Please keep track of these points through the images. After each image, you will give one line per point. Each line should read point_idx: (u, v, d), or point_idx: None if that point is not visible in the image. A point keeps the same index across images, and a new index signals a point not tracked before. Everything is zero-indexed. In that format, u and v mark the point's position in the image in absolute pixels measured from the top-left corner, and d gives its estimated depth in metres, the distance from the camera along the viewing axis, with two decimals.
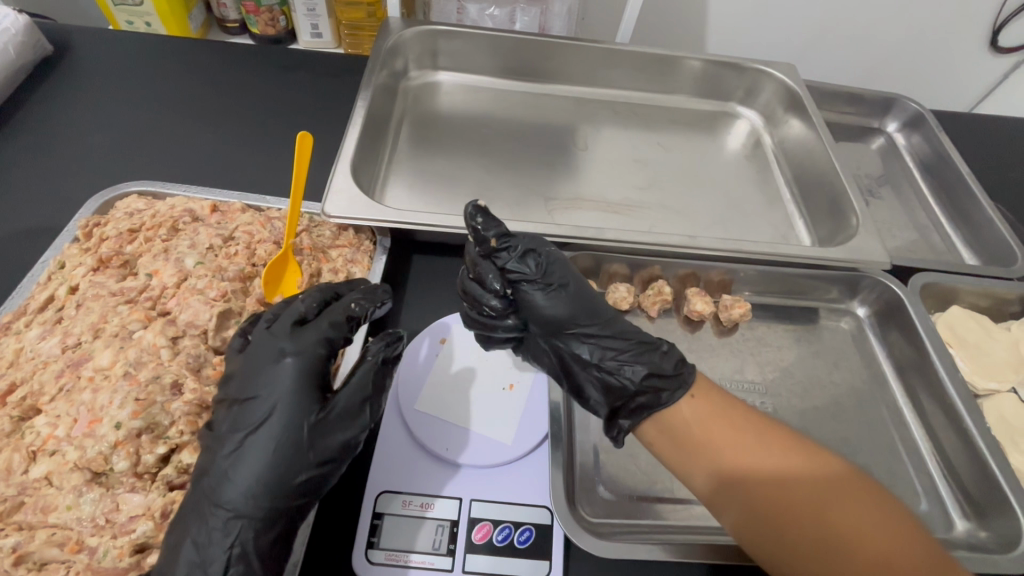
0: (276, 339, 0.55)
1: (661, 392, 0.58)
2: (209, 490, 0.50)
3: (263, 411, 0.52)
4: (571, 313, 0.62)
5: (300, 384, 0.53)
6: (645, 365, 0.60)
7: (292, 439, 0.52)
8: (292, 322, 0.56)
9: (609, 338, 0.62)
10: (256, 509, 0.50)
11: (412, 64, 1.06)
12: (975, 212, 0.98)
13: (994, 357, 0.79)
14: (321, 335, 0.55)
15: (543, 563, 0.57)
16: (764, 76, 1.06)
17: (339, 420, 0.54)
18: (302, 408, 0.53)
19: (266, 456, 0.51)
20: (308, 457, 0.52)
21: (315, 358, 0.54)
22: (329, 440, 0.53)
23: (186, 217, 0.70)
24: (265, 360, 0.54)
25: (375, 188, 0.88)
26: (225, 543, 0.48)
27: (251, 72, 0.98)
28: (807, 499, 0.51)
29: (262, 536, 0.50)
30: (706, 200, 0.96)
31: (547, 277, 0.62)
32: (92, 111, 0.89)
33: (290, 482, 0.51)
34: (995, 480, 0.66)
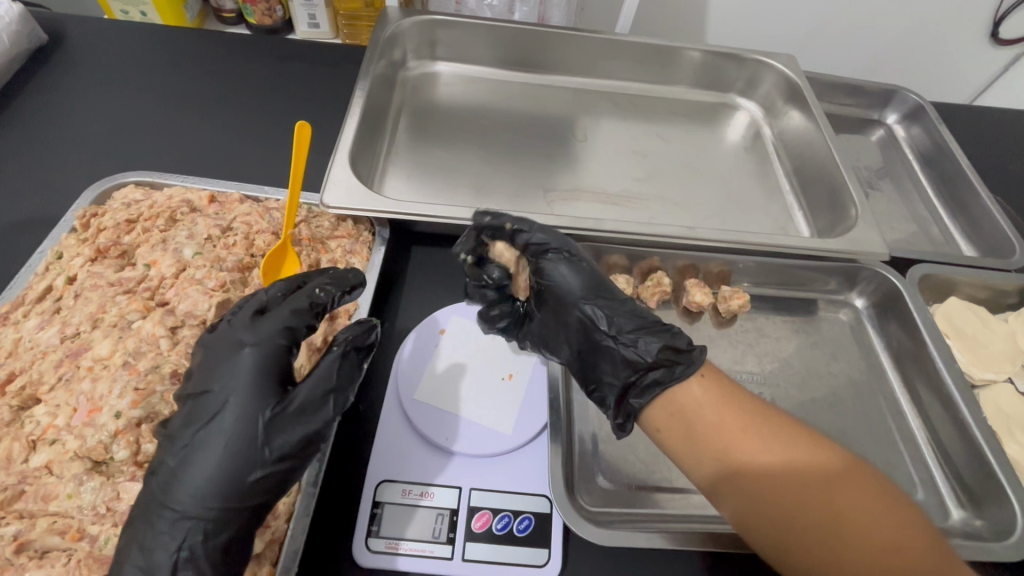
0: (235, 330, 0.54)
1: (677, 364, 0.58)
2: (159, 489, 0.48)
3: (217, 407, 0.51)
4: (589, 286, 0.64)
5: (253, 376, 0.52)
6: (663, 337, 0.60)
7: (245, 435, 0.50)
8: (252, 311, 0.55)
9: (625, 312, 0.62)
10: (206, 510, 0.48)
11: (410, 54, 1.05)
12: (975, 204, 0.98)
13: (992, 348, 0.80)
14: (279, 324, 0.54)
15: (542, 551, 0.58)
16: (764, 67, 1.06)
17: (297, 414, 0.51)
18: (255, 401, 0.51)
19: (214, 454, 0.49)
20: (263, 454, 0.50)
21: (276, 348, 0.54)
22: (283, 435, 0.50)
23: (184, 208, 0.70)
24: (222, 353, 0.53)
25: (373, 178, 0.88)
26: (172, 547, 0.47)
27: (248, 62, 0.97)
28: (815, 496, 0.51)
29: (211, 539, 0.48)
30: (705, 192, 0.96)
31: (569, 250, 0.66)
32: (88, 101, 0.88)
33: (242, 481, 0.49)
34: (991, 470, 0.67)
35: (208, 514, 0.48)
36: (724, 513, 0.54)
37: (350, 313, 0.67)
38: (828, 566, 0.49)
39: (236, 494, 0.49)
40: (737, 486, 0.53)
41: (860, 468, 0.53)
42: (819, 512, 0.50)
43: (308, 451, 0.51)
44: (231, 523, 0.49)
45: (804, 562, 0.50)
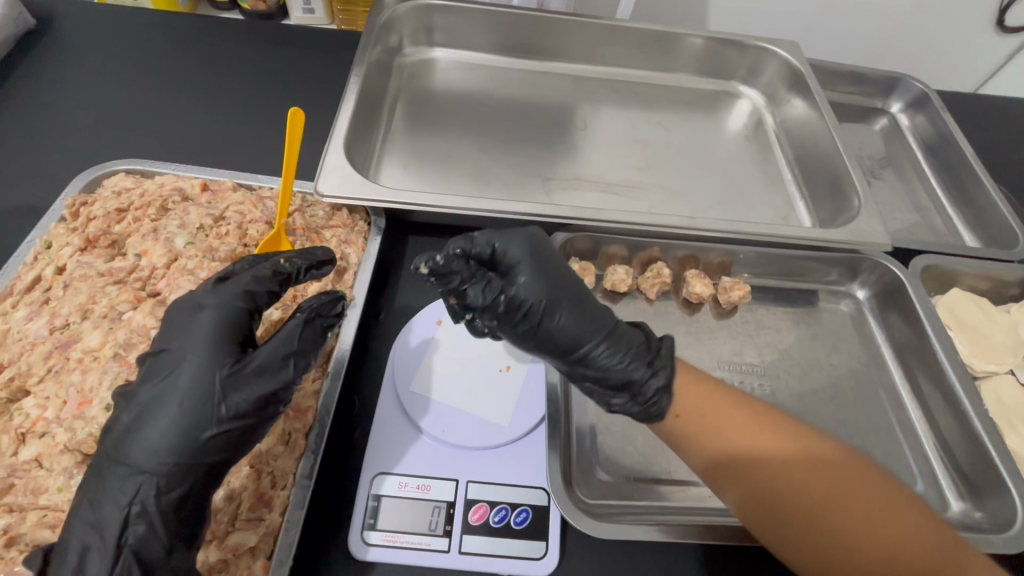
0: (195, 294, 0.54)
1: (652, 399, 0.55)
2: (114, 445, 0.48)
3: (173, 365, 0.50)
4: (560, 334, 0.57)
5: (209, 334, 0.51)
6: (639, 371, 0.55)
7: (199, 392, 0.49)
8: (215, 279, 0.55)
9: (603, 346, 0.56)
10: (158, 465, 0.47)
11: (407, 40, 1.04)
12: (979, 194, 0.97)
13: (994, 340, 0.79)
14: (241, 288, 0.54)
15: (539, 544, 0.58)
16: (766, 54, 1.04)
17: (255, 373, 0.50)
18: (211, 360, 0.50)
19: (166, 409, 0.48)
20: (217, 410, 0.48)
21: (236, 310, 0.53)
22: (239, 393, 0.49)
23: (175, 196, 0.68)
24: (182, 316, 0.53)
25: (369, 167, 0.86)
26: (123, 501, 0.46)
27: (241, 48, 0.95)
28: (813, 489, 0.50)
29: (162, 493, 0.47)
30: (707, 181, 0.94)
31: (533, 298, 0.57)
32: (77, 87, 0.86)
33: (196, 438, 0.48)
34: (992, 462, 0.67)
35: (159, 469, 0.47)
36: (722, 497, 0.54)
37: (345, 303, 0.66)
38: (826, 549, 0.49)
39: (187, 449, 0.48)
40: (731, 474, 0.52)
41: (861, 462, 0.52)
42: (817, 505, 0.50)
43: (264, 411, 0.50)
44: (188, 479, 0.48)
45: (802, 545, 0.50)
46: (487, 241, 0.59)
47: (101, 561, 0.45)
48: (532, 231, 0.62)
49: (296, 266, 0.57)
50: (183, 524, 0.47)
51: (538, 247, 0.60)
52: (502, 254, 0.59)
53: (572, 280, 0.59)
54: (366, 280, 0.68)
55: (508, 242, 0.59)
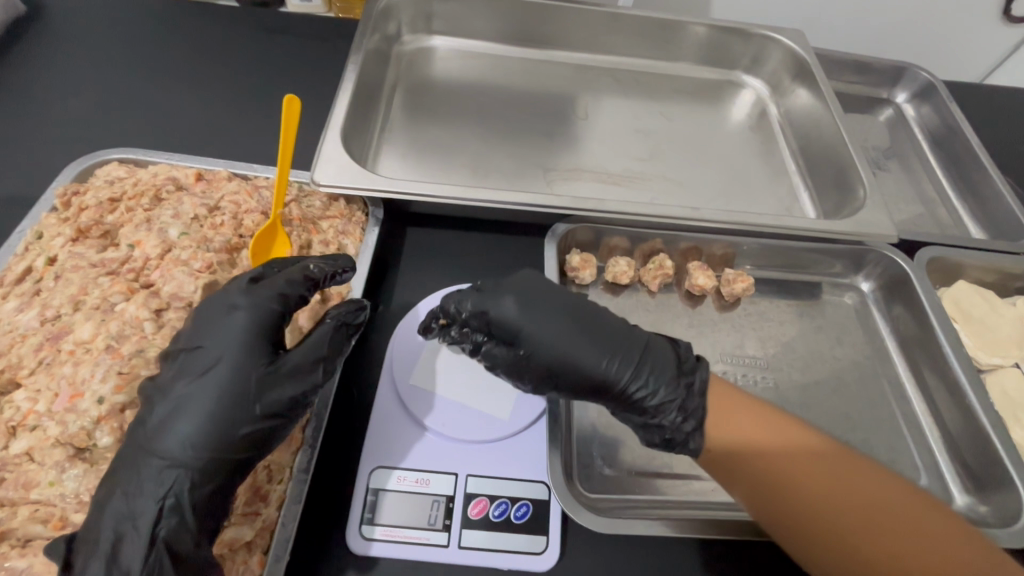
0: (228, 293, 0.54)
1: (688, 439, 0.54)
2: (145, 439, 0.48)
3: (210, 362, 0.51)
4: (582, 387, 0.56)
5: (247, 335, 0.52)
6: (672, 410, 0.54)
7: (240, 390, 0.50)
8: (248, 278, 0.55)
9: (629, 391, 0.55)
10: (195, 459, 0.48)
11: (405, 28, 1.02)
12: (985, 185, 0.96)
13: (999, 332, 0.78)
14: (274, 290, 0.55)
15: (540, 538, 0.57)
16: (770, 43, 1.03)
17: (290, 374, 0.52)
18: (248, 361, 0.51)
19: (206, 405, 0.49)
20: (253, 409, 0.50)
21: (270, 312, 0.54)
22: (275, 392, 0.51)
23: (169, 185, 0.67)
24: (214, 312, 0.53)
25: (367, 156, 0.85)
26: (158, 493, 0.46)
27: (236, 35, 0.94)
28: (815, 473, 0.50)
29: (199, 486, 0.48)
30: (710, 172, 0.93)
31: (539, 362, 0.56)
32: (68, 75, 0.85)
33: (232, 435, 0.49)
34: (997, 455, 0.66)
35: (195, 463, 0.48)
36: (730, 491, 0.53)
37: (343, 295, 0.66)
38: (837, 546, 0.48)
39: (226, 445, 0.49)
40: (736, 456, 0.52)
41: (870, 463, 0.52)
42: (827, 490, 0.49)
43: (295, 412, 0.52)
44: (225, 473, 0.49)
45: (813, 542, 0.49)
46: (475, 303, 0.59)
47: (135, 549, 0.45)
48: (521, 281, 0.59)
49: (324, 273, 0.59)
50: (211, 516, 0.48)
51: (530, 301, 0.58)
52: (493, 317, 0.58)
53: (578, 327, 0.57)
54: (364, 272, 0.67)
55: (496, 304, 0.58)
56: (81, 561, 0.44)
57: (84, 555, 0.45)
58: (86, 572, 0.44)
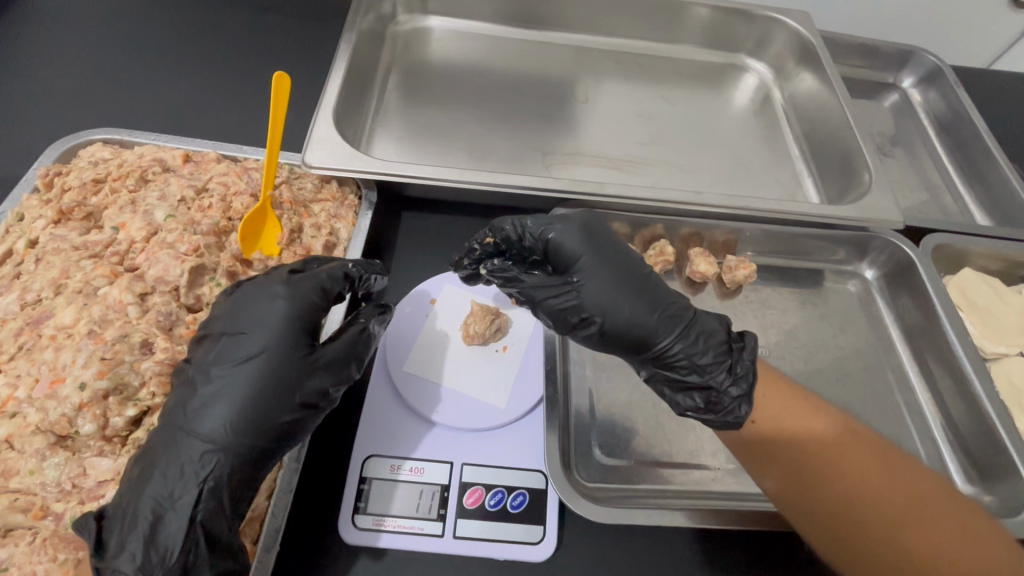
0: (270, 282, 0.53)
1: (734, 407, 0.51)
2: (186, 420, 0.47)
3: (254, 349, 0.50)
4: (625, 334, 0.54)
5: (289, 324, 0.51)
6: (718, 373, 0.53)
7: (283, 377, 0.50)
8: (287, 270, 0.55)
9: (678, 346, 0.53)
10: (236, 443, 0.47)
11: (400, 7, 1.00)
12: (992, 172, 0.94)
13: (1004, 321, 0.77)
14: (315, 282, 0.54)
15: (537, 528, 0.56)
16: (776, 25, 1.00)
17: (324, 368, 0.52)
18: (287, 351, 0.51)
19: (248, 391, 0.49)
20: (291, 398, 0.49)
21: (308, 306, 0.53)
22: (310, 382, 0.51)
23: (155, 166, 0.65)
24: (257, 299, 0.53)
25: (360, 139, 0.83)
26: (198, 476, 0.45)
27: (225, 15, 0.91)
28: (828, 463, 0.49)
29: (238, 470, 0.47)
30: (713, 157, 0.91)
31: (588, 295, 0.55)
32: (49, 54, 0.82)
33: (271, 422, 0.48)
34: (1003, 446, 0.65)
35: (234, 447, 0.47)
36: (759, 481, 0.52)
37: None
38: (870, 544, 0.47)
39: (269, 430, 0.48)
40: (754, 440, 0.52)
41: (902, 461, 0.50)
42: (862, 485, 0.48)
43: (326, 405, 0.52)
44: (266, 459, 0.48)
45: (848, 537, 0.48)
46: (536, 224, 0.59)
47: (175, 528, 0.44)
48: (585, 217, 0.60)
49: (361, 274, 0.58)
50: (242, 501, 0.47)
51: (592, 235, 0.58)
52: (553, 240, 0.57)
53: (632, 274, 0.57)
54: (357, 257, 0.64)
55: (558, 228, 0.57)
56: (115, 538, 0.44)
57: (116, 532, 0.44)
58: (127, 549, 0.43)
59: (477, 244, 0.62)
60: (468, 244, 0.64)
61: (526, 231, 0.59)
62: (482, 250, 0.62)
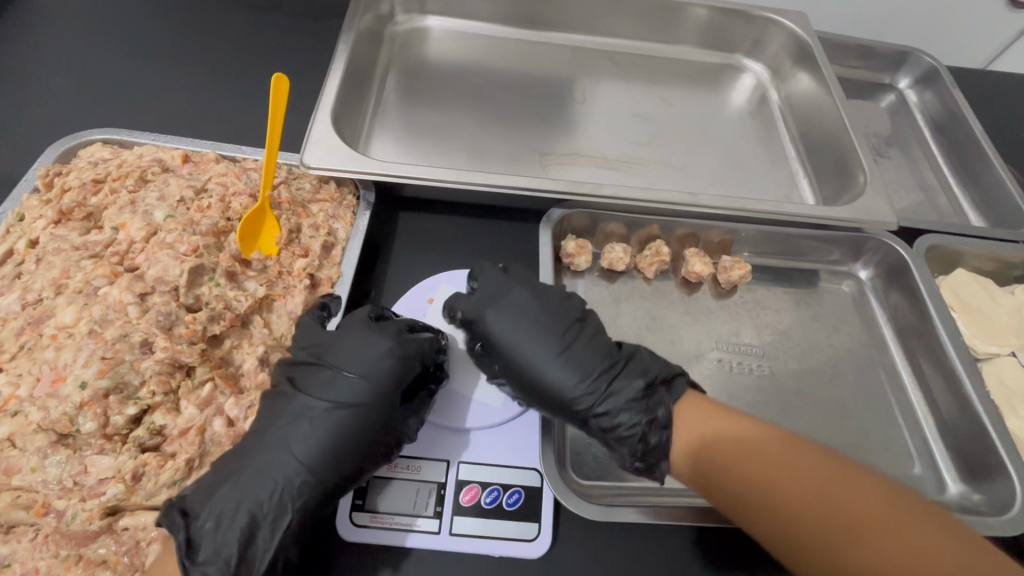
0: (383, 335, 0.57)
1: (652, 469, 0.55)
2: (286, 446, 0.51)
3: (357, 398, 0.54)
4: (548, 409, 0.59)
5: (390, 378, 0.55)
6: (635, 442, 0.55)
7: (368, 426, 0.53)
8: (402, 328, 0.59)
9: (593, 418, 0.57)
10: (325, 479, 0.51)
11: (398, 7, 1.00)
12: (986, 173, 0.94)
13: (997, 321, 0.77)
14: (426, 344, 0.58)
15: (532, 525, 0.57)
16: (772, 26, 1.01)
17: (402, 425, 0.55)
18: (381, 407, 0.54)
19: (343, 435, 0.53)
20: (377, 449, 0.53)
21: (411, 368, 0.56)
22: (391, 437, 0.54)
23: (155, 167, 0.65)
24: (366, 348, 0.56)
25: (359, 139, 0.83)
26: (294, 504, 0.50)
27: (223, 14, 0.91)
28: (756, 460, 0.50)
29: (324, 503, 0.51)
30: (708, 158, 0.92)
31: (513, 375, 0.59)
32: (47, 54, 0.82)
33: (358, 466, 0.52)
34: (991, 445, 0.65)
35: (323, 480, 0.51)
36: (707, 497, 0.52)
37: (334, 280, 0.64)
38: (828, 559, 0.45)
39: (349, 471, 0.52)
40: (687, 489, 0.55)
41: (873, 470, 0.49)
42: (816, 497, 0.47)
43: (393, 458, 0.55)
44: (338, 493, 0.52)
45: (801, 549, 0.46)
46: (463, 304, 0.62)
47: (265, 542, 0.48)
48: (507, 290, 0.62)
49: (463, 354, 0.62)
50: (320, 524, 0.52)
51: (511, 313, 0.60)
52: (474, 320, 0.61)
53: (550, 344, 0.59)
54: (355, 257, 0.65)
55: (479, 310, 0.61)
56: (208, 543, 0.47)
57: (208, 538, 0.47)
58: (221, 555, 0.47)
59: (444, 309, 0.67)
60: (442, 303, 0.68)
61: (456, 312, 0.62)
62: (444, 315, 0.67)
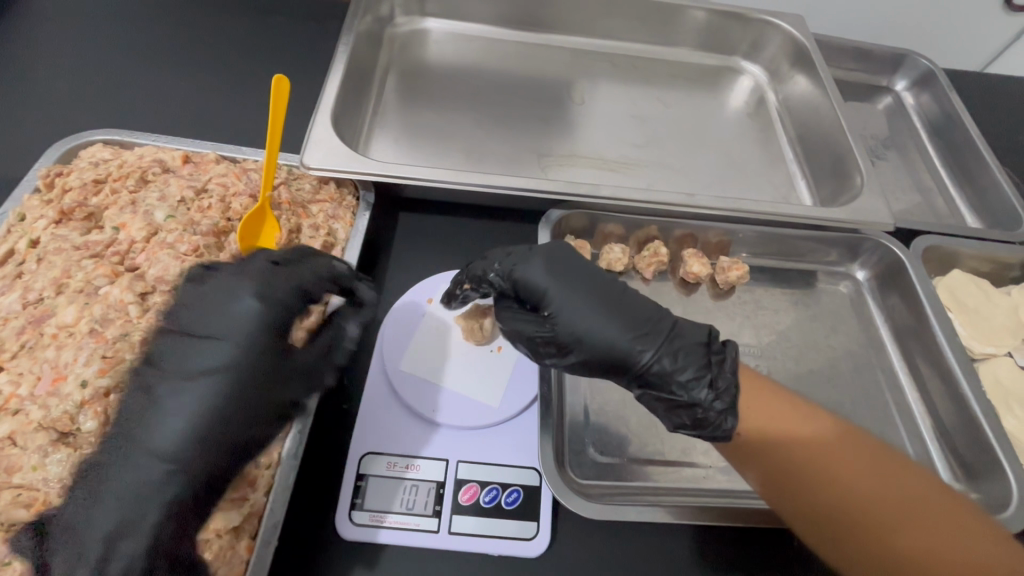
0: (240, 282, 0.53)
1: (722, 420, 0.51)
2: (142, 436, 0.46)
3: (215, 363, 0.49)
4: (603, 360, 0.54)
5: (260, 330, 0.51)
6: (700, 389, 0.52)
7: (255, 384, 0.50)
8: (267, 264, 0.55)
9: (656, 364, 0.53)
10: (191, 458, 0.46)
11: (398, 9, 1.01)
12: (982, 175, 0.95)
13: (994, 321, 0.78)
14: (295, 283, 0.55)
15: (530, 524, 0.57)
16: (769, 28, 1.01)
17: (297, 374, 0.53)
18: (250, 362, 0.50)
19: (214, 403, 0.48)
20: (261, 408, 0.50)
21: (283, 309, 0.53)
22: (285, 390, 0.52)
23: (156, 167, 0.66)
24: (223, 300, 0.52)
25: (358, 140, 0.84)
26: (162, 498, 0.45)
27: (223, 16, 0.92)
28: (809, 452, 0.50)
29: (202, 481, 0.46)
30: (706, 159, 0.92)
31: (562, 325, 0.55)
32: (48, 56, 0.83)
33: (236, 434, 0.48)
34: (989, 444, 0.66)
35: (189, 459, 0.46)
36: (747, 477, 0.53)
37: None
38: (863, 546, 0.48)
39: (232, 445, 0.48)
40: (745, 448, 0.52)
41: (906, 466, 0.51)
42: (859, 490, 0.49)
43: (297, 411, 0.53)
44: (222, 475, 0.47)
45: (835, 536, 0.49)
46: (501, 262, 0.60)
47: (133, 546, 0.43)
48: (548, 246, 0.60)
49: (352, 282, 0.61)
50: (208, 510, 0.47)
51: (556, 265, 0.58)
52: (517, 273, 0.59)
53: (601, 292, 0.57)
54: (355, 256, 0.66)
55: (522, 262, 0.59)
56: (61, 560, 0.42)
57: (61, 555, 0.42)
58: None
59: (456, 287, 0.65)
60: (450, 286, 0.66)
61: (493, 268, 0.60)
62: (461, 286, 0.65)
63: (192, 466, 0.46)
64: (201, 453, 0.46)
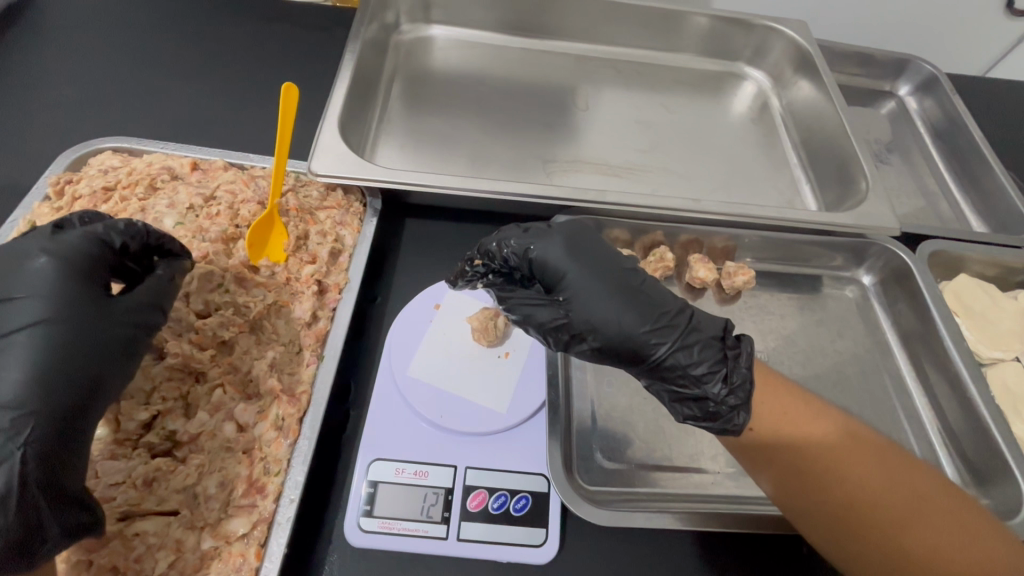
0: (34, 241, 0.49)
1: (734, 415, 0.51)
2: None
3: (30, 318, 0.46)
4: (615, 349, 0.54)
5: (70, 278, 0.48)
6: (715, 384, 0.52)
7: (87, 327, 0.47)
8: (52, 228, 0.51)
9: (673, 357, 0.52)
10: (41, 399, 0.44)
11: (403, 17, 1.01)
12: (987, 179, 0.95)
13: (1000, 326, 0.78)
14: (89, 234, 0.51)
15: (539, 531, 0.57)
16: (773, 34, 1.02)
17: (122, 314, 0.50)
18: (70, 306, 0.47)
19: (48, 349, 0.45)
20: (99, 346, 0.47)
21: (83, 256, 0.50)
22: (116, 328, 0.49)
23: (164, 174, 0.66)
24: (13, 263, 0.48)
25: (364, 147, 0.84)
26: (16, 442, 0.42)
27: (231, 24, 0.93)
28: (816, 449, 0.51)
29: (58, 419, 0.44)
30: (710, 164, 0.92)
31: (578, 313, 0.54)
32: (59, 63, 0.84)
33: (82, 371, 0.46)
34: (998, 449, 0.65)
35: (36, 400, 0.44)
36: (757, 479, 0.54)
37: (342, 285, 0.64)
38: (879, 543, 0.48)
39: (82, 380, 0.46)
40: (752, 445, 0.53)
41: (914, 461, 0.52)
42: (871, 487, 0.49)
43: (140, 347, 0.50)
44: (87, 409, 0.46)
45: (851, 535, 0.49)
46: (518, 242, 0.59)
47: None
48: (568, 228, 0.60)
49: (160, 236, 0.56)
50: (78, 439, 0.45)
51: (575, 249, 0.57)
52: (538, 258, 0.58)
53: (619, 281, 0.56)
54: (362, 263, 0.66)
55: (541, 244, 0.58)
56: None
57: None
58: None
59: (467, 265, 0.64)
60: (459, 265, 0.65)
61: (511, 250, 0.59)
62: (472, 269, 0.64)
63: (46, 403, 0.44)
64: (53, 392, 0.44)
